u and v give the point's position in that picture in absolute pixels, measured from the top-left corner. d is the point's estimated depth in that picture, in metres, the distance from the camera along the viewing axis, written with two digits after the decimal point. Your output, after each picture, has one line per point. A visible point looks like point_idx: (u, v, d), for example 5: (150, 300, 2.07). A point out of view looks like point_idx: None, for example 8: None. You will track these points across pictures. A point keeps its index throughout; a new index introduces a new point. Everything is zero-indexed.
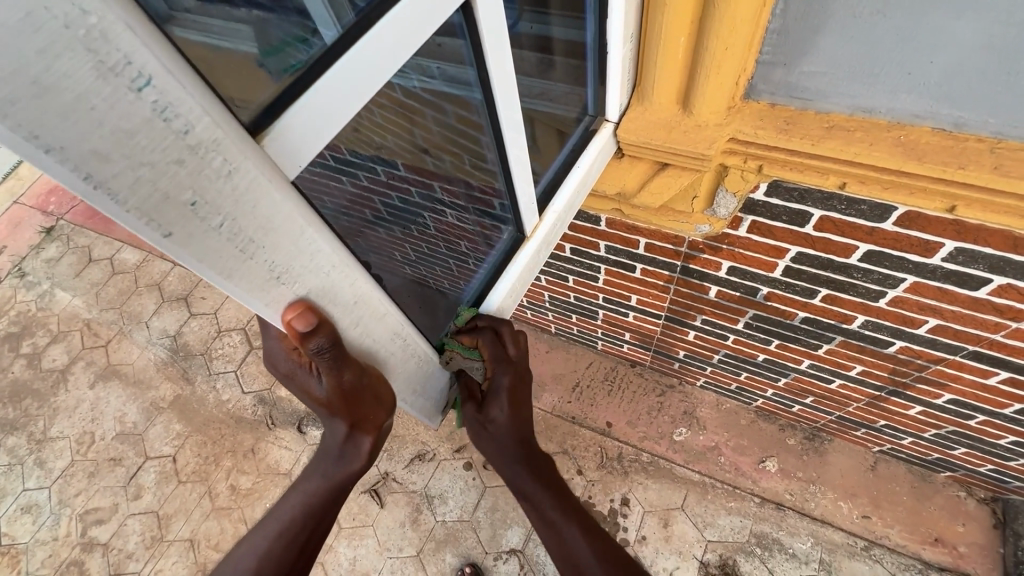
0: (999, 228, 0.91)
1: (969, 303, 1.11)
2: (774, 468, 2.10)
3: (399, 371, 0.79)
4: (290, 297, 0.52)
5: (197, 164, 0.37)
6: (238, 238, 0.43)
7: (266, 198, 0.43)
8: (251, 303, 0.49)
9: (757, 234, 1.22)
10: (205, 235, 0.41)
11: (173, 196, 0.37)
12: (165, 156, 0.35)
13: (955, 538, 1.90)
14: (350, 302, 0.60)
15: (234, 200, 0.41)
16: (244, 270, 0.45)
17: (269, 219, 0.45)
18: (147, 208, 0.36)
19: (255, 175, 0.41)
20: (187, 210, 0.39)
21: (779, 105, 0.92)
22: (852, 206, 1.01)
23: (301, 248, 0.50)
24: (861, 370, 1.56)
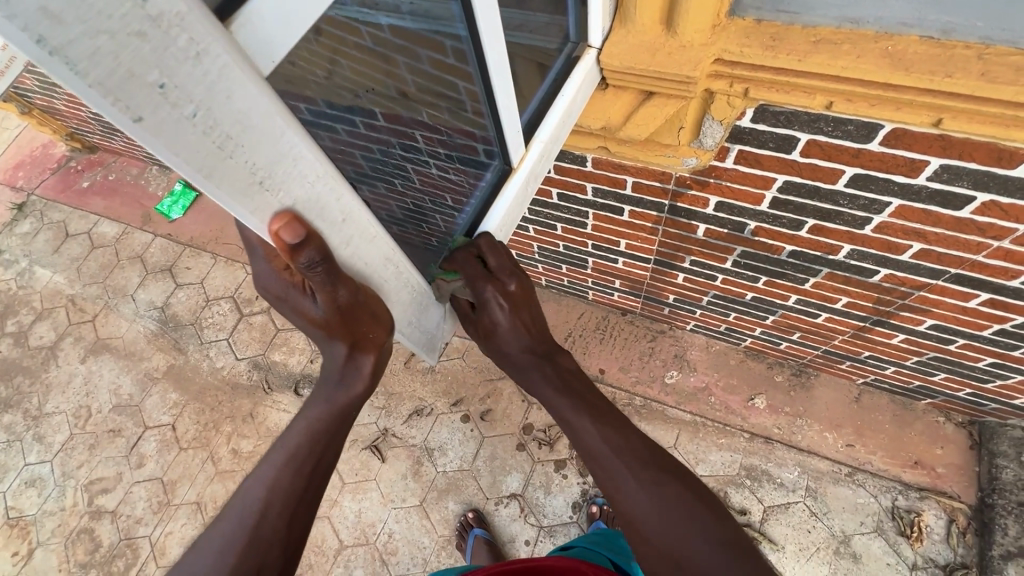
0: (984, 141, 0.90)
1: (953, 224, 1.12)
2: (763, 404, 2.17)
3: (394, 299, 0.80)
4: (275, 208, 0.51)
5: (161, 40, 0.35)
6: (215, 133, 0.42)
7: (241, 89, 0.41)
8: (236, 212, 0.48)
9: (743, 164, 1.20)
10: (179, 126, 0.39)
11: (139, 75, 0.35)
12: (126, 26, 0.33)
13: (933, 460, 1.99)
14: (339, 219, 0.59)
15: (207, 88, 0.39)
16: (225, 171, 0.44)
17: (246, 116, 0.43)
18: (114, 88, 0.34)
19: (227, 60, 0.39)
20: (157, 93, 0.37)
21: (765, 21, 0.89)
22: (838, 127, 1.00)
23: (283, 153, 0.48)
24: (846, 302, 1.59)
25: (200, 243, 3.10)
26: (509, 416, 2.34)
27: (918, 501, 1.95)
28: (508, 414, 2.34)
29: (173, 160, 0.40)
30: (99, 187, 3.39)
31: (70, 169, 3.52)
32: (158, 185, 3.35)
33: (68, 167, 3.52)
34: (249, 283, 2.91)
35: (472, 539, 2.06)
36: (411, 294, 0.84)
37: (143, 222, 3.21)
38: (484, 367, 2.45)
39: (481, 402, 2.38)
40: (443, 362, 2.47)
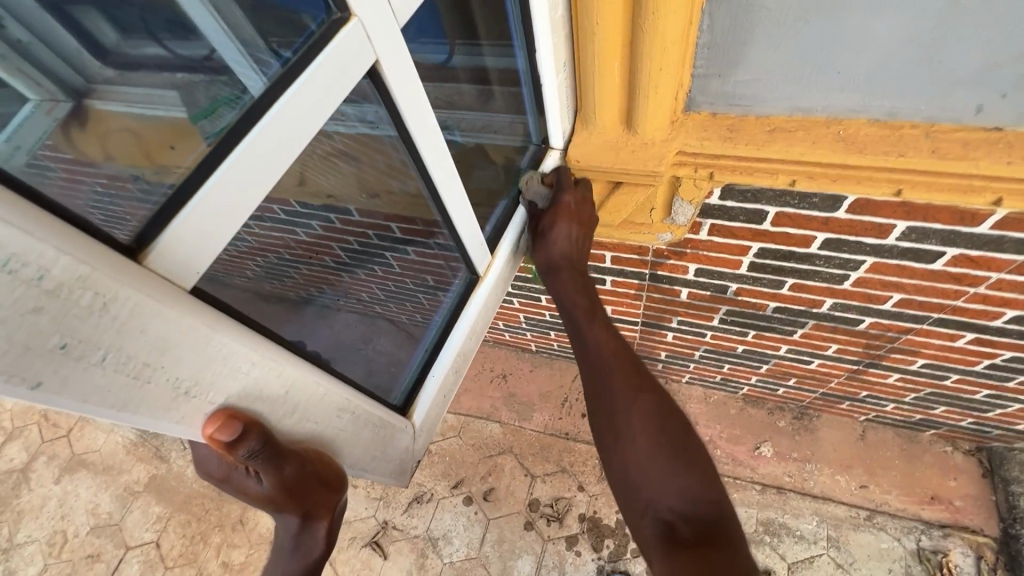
0: (945, 205, 0.93)
1: (928, 276, 1.14)
2: (769, 452, 2.12)
3: (354, 444, 0.75)
4: (207, 408, 0.50)
5: (61, 304, 0.36)
6: (129, 367, 0.41)
7: (156, 321, 0.42)
8: (161, 424, 0.47)
9: (717, 236, 1.23)
10: (86, 373, 0.39)
11: (36, 344, 0.35)
12: (18, 306, 0.33)
13: (949, 494, 1.94)
14: (281, 394, 0.57)
15: (115, 332, 0.39)
16: (142, 397, 0.43)
17: (164, 339, 0.43)
18: (4, 365, 0.34)
19: (139, 300, 0.39)
20: (59, 352, 0.37)
21: (720, 114, 0.91)
22: (804, 200, 1.03)
23: (212, 357, 0.48)
24: (837, 348, 1.59)
25: None
26: (513, 493, 2.25)
27: (942, 539, 1.89)
28: (512, 491, 2.26)
29: (80, 406, 0.40)
30: None
31: None
32: None
33: None
34: None
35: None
36: (373, 427, 0.80)
37: None
38: (482, 443, 2.37)
39: (482, 481, 2.29)
40: (439, 443, 2.38)
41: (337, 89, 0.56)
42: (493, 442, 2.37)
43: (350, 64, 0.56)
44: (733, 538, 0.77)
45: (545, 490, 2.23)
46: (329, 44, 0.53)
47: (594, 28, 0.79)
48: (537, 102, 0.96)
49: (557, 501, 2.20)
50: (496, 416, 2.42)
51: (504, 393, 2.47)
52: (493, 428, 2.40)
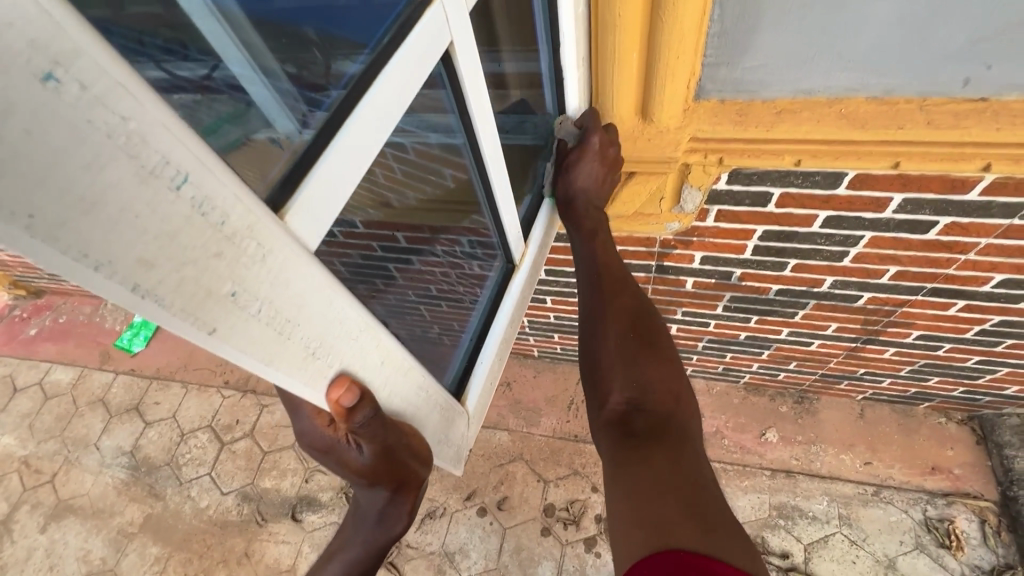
0: (938, 174, 1.00)
1: (922, 246, 1.21)
2: (775, 438, 2.17)
3: (428, 425, 0.76)
4: (330, 371, 0.51)
5: (236, 252, 0.38)
6: (277, 322, 0.44)
7: (297, 274, 0.44)
8: (294, 388, 0.48)
9: (723, 221, 1.28)
10: (247, 325, 0.41)
11: (216, 291, 0.37)
12: (207, 250, 0.36)
13: (948, 463, 2.02)
14: (378, 363, 0.59)
15: (268, 284, 0.42)
16: (285, 354, 0.45)
17: (301, 295, 0.45)
18: (194, 308, 0.36)
19: (286, 252, 0.43)
20: (230, 302, 0.39)
21: (729, 100, 0.97)
22: (807, 179, 1.09)
23: (332, 316, 0.50)
24: (836, 327, 1.65)
25: (169, 373, 2.92)
26: (527, 500, 2.23)
27: (947, 507, 1.95)
28: (525, 498, 2.24)
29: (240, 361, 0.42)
30: (49, 332, 3.20)
31: (15, 318, 3.32)
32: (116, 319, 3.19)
33: (13, 317, 3.33)
34: (228, 407, 2.73)
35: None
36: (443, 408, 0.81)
37: (102, 361, 3.02)
38: (491, 453, 2.36)
39: (495, 491, 2.27)
40: None
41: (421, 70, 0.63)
42: (503, 451, 2.35)
43: (433, 44, 0.64)
44: (686, 434, 0.78)
45: (559, 494, 2.23)
46: (418, 24, 0.62)
47: (616, 19, 0.84)
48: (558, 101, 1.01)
49: (573, 504, 2.19)
50: (503, 425, 2.41)
51: (510, 401, 2.47)
52: (501, 436, 2.39)
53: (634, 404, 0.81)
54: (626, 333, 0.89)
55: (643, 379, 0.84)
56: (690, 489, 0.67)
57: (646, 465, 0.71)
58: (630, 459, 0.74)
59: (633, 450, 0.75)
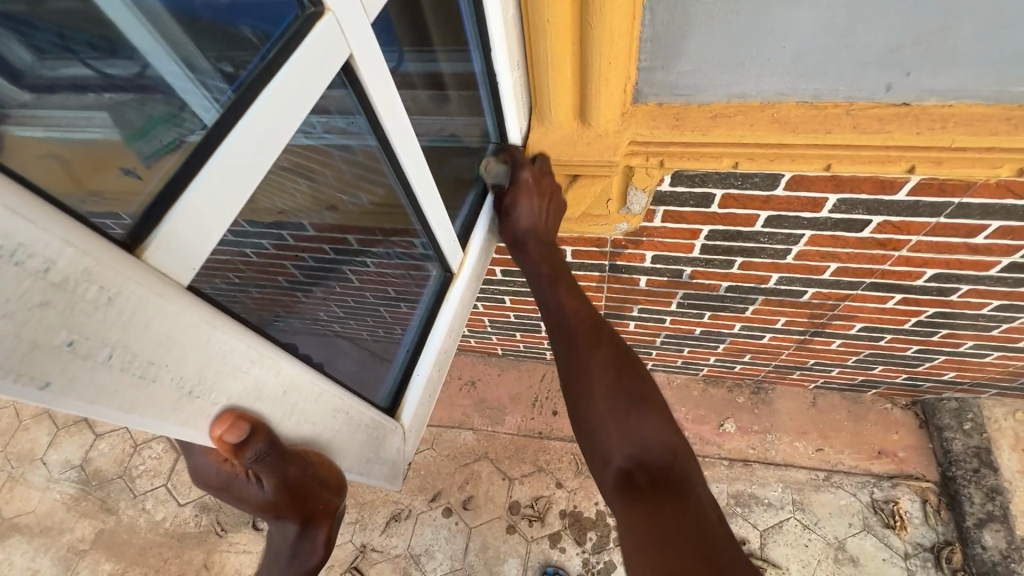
0: (868, 176, 1.03)
1: (858, 244, 1.25)
2: (733, 428, 2.23)
3: (348, 445, 0.75)
4: (211, 410, 0.50)
5: (68, 300, 0.36)
6: (134, 365, 0.42)
7: (158, 314, 0.42)
8: (166, 428, 0.47)
9: (670, 221, 1.29)
10: (93, 373, 0.39)
11: (45, 341, 0.35)
12: (26, 300, 0.33)
13: (894, 446, 2.11)
14: (279, 393, 0.58)
15: (118, 328, 0.39)
16: (149, 397, 0.44)
17: (164, 334, 0.43)
18: (15, 364, 0.34)
19: (140, 292, 0.40)
20: (66, 352, 0.37)
21: (666, 103, 0.97)
22: (746, 180, 1.10)
23: (211, 354, 0.48)
24: (785, 321, 1.70)
25: None
26: (493, 498, 2.24)
27: (892, 489, 2.04)
28: (491, 497, 2.24)
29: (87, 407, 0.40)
30: None
31: None
32: None
33: None
34: None
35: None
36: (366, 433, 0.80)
37: None
38: (456, 453, 2.35)
39: (460, 491, 2.27)
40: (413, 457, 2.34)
41: (314, 87, 0.57)
42: (468, 451, 2.35)
43: (328, 60, 0.58)
44: (687, 486, 0.76)
45: (524, 491, 2.24)
46: (307, 37, 0.55)
47: (546, 25, 0.83)
48: (495, 105, 0.99)
49: (538, 501, 2.21)
50: (468, 424, 2.41)
51: (475, 400, 2.46)
52: (466, 435, 2.38)
53: (635, 460, 0.81)
54: (614, 386, 0.87)
55: (641, 437, 0.83)
56: (704, 537, 0.67)
57: (657, 520, 0.69)
58: (640, 514, 0.70)
59: (640, 507, 0.72)
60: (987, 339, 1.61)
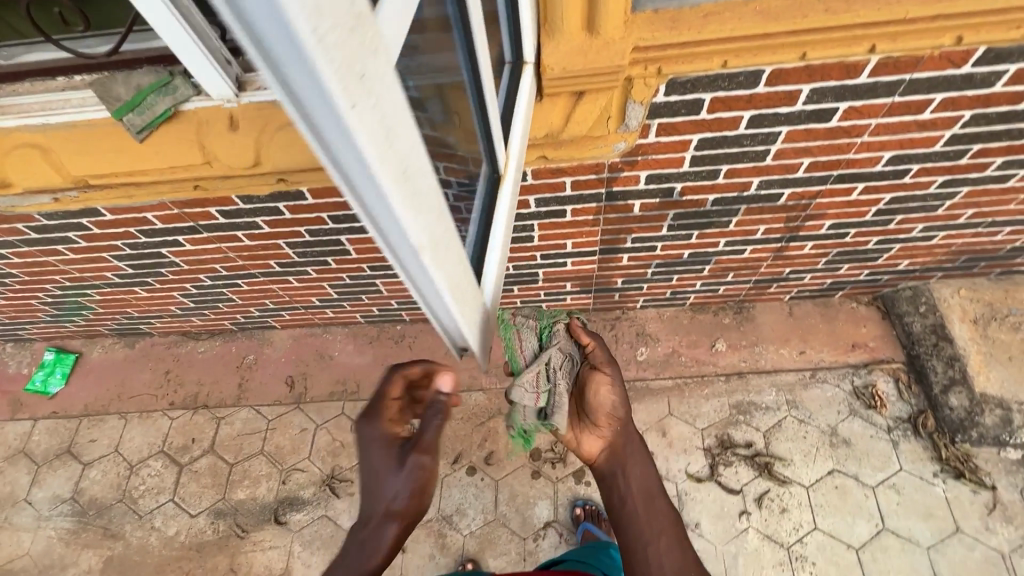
0: (835, 62, 1.18)
1: (827, 134, 1.41)
2: (724, 346, 2.41)
3: (466, 292, 0.82)
4: (413, 198, 0.57)
5: (360, 36, 0.42)
6: (386, 123, 0.48)
7: (394, 85, 0.49)
8: (391, 201, 0.53)
9: (664, 135, 1.39)
10: (369, 115, 0.45)
11: (353, 70, 0.41)
12: (348, 23, 0.39)
13: (865, 338, 2.35)
14: (437, 209, 0.66)
15: (380, 82, 0.46)
16: (389, 162, 0.50)
17: (396, 105, 0.50)
18: (342, 76, 0.40)
19: (386, 56, 0.47)
20: (360, 85, 0.43)
21: (661, 10, 1.09)
22: (732, 80, 1.22)
23: (414, 144, 0.55)
24: (764, 230, 1.87)
25: (100, 407, 2.66)
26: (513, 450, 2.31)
27: (869, 375, 2.28)
28: (512, 448, 2.31)
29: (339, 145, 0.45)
30: None
31: None
32: (21, 363, 2.83)
33: None
34: (180, 427, 2.55)
35: (580, 534, 2.07)
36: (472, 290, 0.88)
37: (14, 410, 2.68)
38: (470, 414, 2.40)
39: (481, 448, 2.32)
40: None
41: None
42: (481, 410, 2.40)
43: None
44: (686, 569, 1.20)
45: (543, 437, 2.32)
46: None
47: None
48: (512, 20, 1.02)
49: (557, 443, 2.29)
50: (477, 385, 2.46)
51: (480, 362, 2.52)
52: (477, 396, 2.44)
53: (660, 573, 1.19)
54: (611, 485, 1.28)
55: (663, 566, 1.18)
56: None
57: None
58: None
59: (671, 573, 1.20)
60: (933, 220, 1.84)
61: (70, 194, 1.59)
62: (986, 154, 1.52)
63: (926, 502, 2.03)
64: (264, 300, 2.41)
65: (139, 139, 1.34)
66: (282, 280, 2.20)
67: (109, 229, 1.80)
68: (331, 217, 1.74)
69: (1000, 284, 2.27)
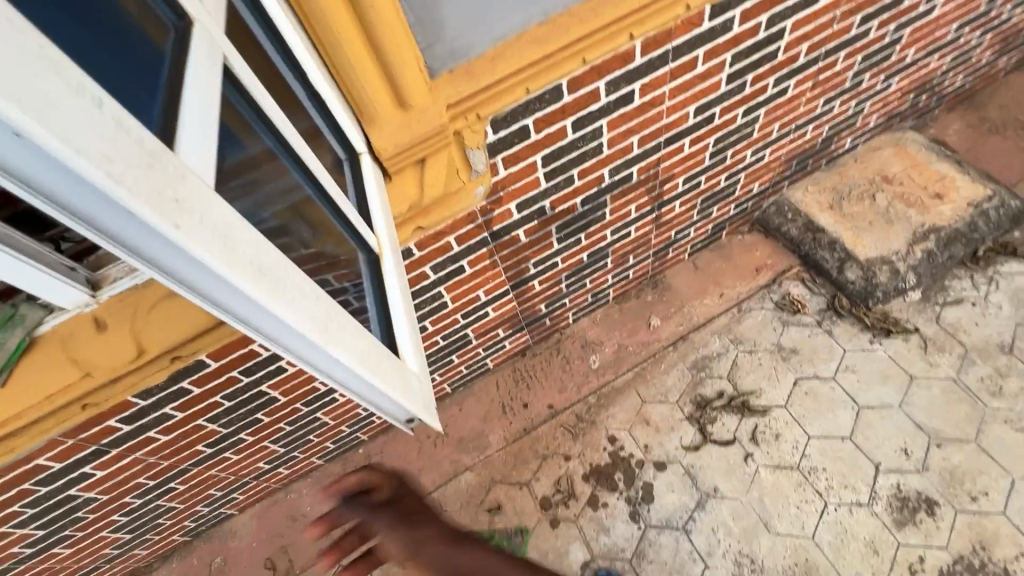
0: (611, 56, 1.38)
1: (639, 112, 1.62)
2: (659, 320, 2.54)
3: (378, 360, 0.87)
4: (281, 292, 0.62)
5: (165, 168, 0.46)
6: (224, 235, 0.53)
7: (218, 208, 0.54)
8: (246, 288, 0.55)
9: (511, 165, 1.52)
10: (202, 227, 0.49)
11: (173, 196, 0.46)
12: (145, 162, 0.44)
13: (762, 259, 2.59)
14: (310, 300, 0.70)
15: (200, 202, 0.51)
16: (245, 248, 0.57)
17: (227, 228, 0.54)
18: (163, 205, 0.44)
19: (204, 188, 0.52)
20: (178, 206, 0.47)
21: (455, 68, 1.24)
22: (541, 100, 1.37)
23: (253, 250, 0.59)
24: (636, 208, 2.06)
25: None
26: (524, 509, 2.23)
27: (781, 287, 2.51)
28: (521, 509, 2.23)
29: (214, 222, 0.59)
30: None
31: None
32: None
33: None
34: None
35: None
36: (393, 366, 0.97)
37: None
38: (466, 498, 2.30)
39: (492, 526, 2.22)
40: None
41: (203, 117, 0.61)
42: (475, 489, 2.31)
43: (205, 104, 0.63)
44: None
45: (545, 484, 2.26)
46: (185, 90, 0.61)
47: (341, 42, 1.04)
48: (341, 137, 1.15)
49: (560, 482, 2.25)
50: (462, 467, 2.37)
51: (454, 443, 2.43)
52: (466, 477, 2.35)
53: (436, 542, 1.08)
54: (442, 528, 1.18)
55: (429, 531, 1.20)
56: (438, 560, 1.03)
57: None
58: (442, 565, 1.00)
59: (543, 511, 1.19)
60: (755, 142, 2.14)
61: None
62: (760, 79, 1.82)
63: (879, 368, 2.23)
64: (210, 491, 2.20)
65: (0, 385, 1.24)
66: (219, 460, 2.03)
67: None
68: (242, 370, 1.67)
69: (832, 170, 2.63)
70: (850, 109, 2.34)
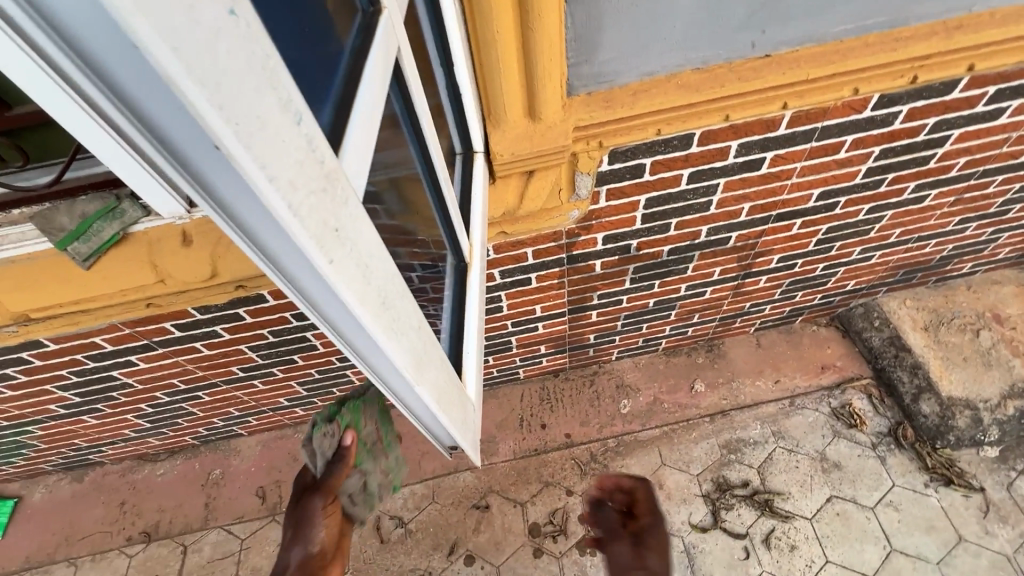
0: (755, 119, 1.29)
1: (760, 181, 1.52)
2: (703, 386, 2.43)
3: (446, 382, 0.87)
4: (391, 321, 0.62)
5: (334, 192, 0.46)
6: (361, 261, 0.53)
7: (364, 230, 0.53)
8: (364, 317, 0.55)
9: (613, 198, 1.46)
10: (346, 256, 0.49)
11: (329, 222, 0.45)
12: (319, 186, 0.43)
13: (832, 359, 2.42)
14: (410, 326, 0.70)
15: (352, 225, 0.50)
16: (374, 275, 0.57)
17: (367, 251, 0.54)
18: (321, 233, 0.44)
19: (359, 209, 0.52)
20: (334, 235, 0.46)
21: (594, 92, 1.19)
22: (667, 144, 1.31)
23: (380, 272, 0.58)
24: (720, 271, 1.95)
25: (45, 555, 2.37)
26: (511, 528, 2.19)
27: (844, 394, 2.33)
28: (508, 527, 2.20)
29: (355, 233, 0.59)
30: None
31: None
32: None
33: None
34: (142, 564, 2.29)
35: None
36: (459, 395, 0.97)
37: None
38: (459, 497, 2.29)
39: (476, 533, 2.20)
40: (416, 514, 2.26)
41: (372, 119, 0.59)
42: (470, 491, 2.30)
43: (375, 98, 0.61)
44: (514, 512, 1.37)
45: (539, 510, 2.21)
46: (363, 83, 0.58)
47: (495, 41, 1.00)
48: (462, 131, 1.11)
49: (555, 514, 2.20)
50: (464, 465, 2.35)
51: None
52: (465, 476, 2.33)
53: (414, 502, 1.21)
54: None
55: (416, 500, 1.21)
56: None
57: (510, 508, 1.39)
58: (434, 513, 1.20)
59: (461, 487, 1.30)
60: (868, 242, 1.98)
61: (9, 328, 1.49)
62: (900, 181, 1.67)
63: (926, 515, 2.05)
64: (229, 408, 2.28)
65: (85, 268, 1.30)
66: (247, 385, 2.10)
67: (53, 359, 1.68)
68: (294, 314, 1.70)
69: (939, 290, 2.42)
70: (983, 235, 2.13)
